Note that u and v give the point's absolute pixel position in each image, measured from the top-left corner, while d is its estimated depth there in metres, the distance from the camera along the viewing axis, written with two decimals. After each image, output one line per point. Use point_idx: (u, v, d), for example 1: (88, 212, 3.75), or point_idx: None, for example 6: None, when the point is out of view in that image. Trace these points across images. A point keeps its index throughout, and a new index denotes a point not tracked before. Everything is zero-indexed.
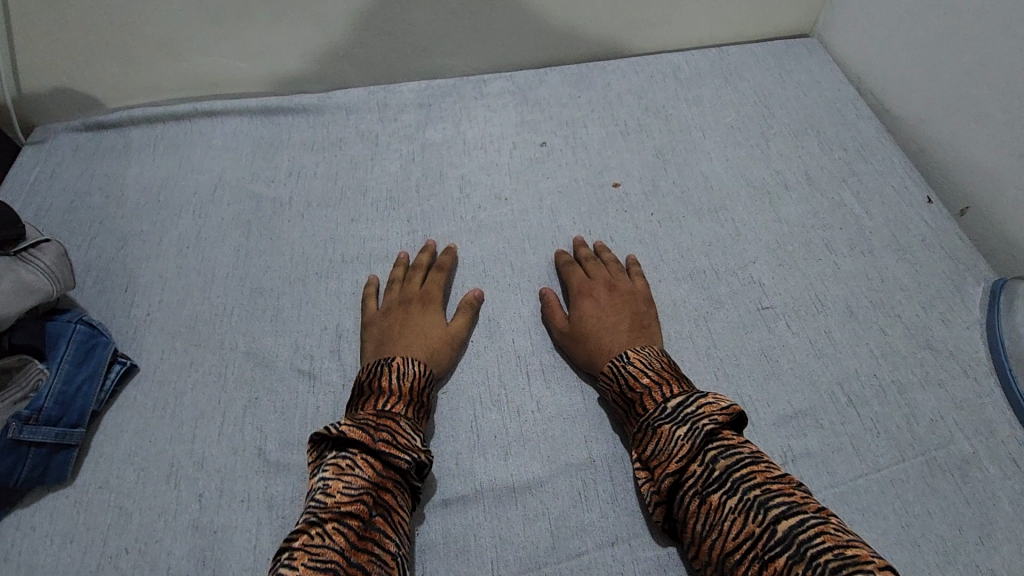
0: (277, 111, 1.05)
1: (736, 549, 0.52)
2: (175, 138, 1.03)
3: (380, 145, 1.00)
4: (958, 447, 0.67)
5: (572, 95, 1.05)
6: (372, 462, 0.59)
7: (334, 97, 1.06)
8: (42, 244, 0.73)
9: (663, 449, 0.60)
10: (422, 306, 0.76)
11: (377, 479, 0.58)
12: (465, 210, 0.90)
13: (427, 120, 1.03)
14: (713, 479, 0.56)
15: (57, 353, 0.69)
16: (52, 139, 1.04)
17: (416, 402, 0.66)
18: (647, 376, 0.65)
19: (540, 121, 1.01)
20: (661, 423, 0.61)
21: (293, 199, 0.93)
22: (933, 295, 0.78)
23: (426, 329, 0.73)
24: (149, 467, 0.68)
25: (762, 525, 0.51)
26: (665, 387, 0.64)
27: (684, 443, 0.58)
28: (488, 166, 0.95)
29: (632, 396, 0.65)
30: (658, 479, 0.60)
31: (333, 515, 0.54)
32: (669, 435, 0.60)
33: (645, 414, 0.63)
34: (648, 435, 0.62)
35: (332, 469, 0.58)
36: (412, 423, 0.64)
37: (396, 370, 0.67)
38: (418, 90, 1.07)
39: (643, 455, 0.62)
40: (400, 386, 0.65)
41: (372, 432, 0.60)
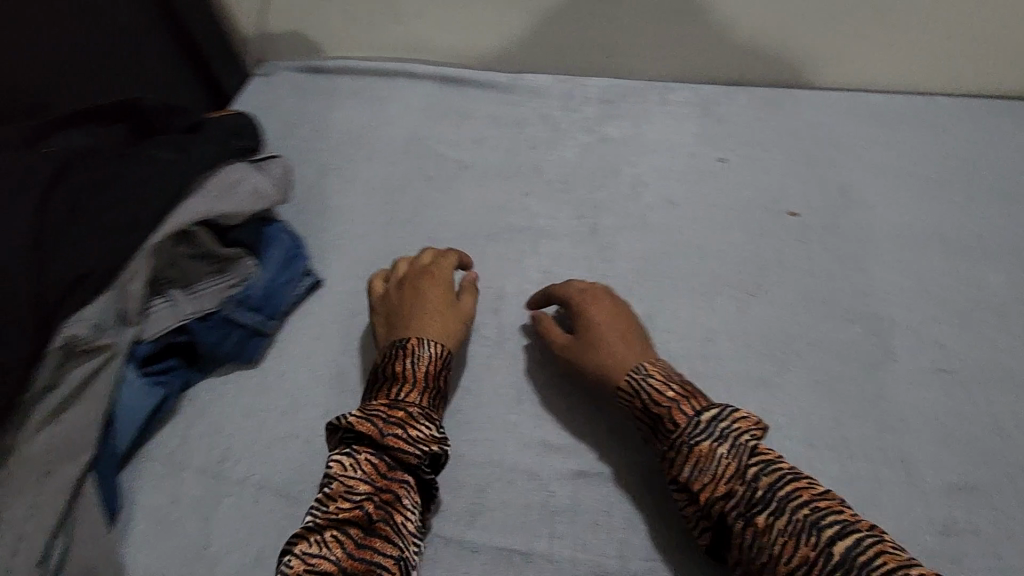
0: (469, 83, 1.12)
1: (788, 574, 0.52)
2: (378, 92, 1.13)
3: (560, 130, 1.04)
4: None
5: (759, 116, 1.03)
6: (375, 462, 0.61)
7: (523, 79, 1.11)
8: (271, 159, 0.83)
9: (705, 470, 0.58)
10: (436, 287, 0.75)
11: (380, 479, 0.60)
12: (635, 207, 0.91)
13: (609, 115, 1.06)
14: (760, 500, 0.55)
15: (266, 254, 0.79)
16: (274, 73, 1.18)
17: (432, 388, 0.67)
18: (671, 389, 0.63)
19: (722, 136, 1.00)
20: (700, 441, 0.59)
21: (474, 165, 1.00)
22: None
23: (433, 305, 0.73)
24: (323, 371, 0.75)
25: (818, 549, 0.51)
26: (686, 403, 0.61)
27: (729, 462, 0.57)
28: (663, 170, 0.96)
29: (652, 416, 0.62)
30: (702, 502, 0.57)
31: (330, 524, 0.57)
32: (709, 453, 0.58)
33: (676, 430, 0.60)
34: (683, 454, 0.59)
35: (335, 467, 0.60)
36: (427, 413, 0.65)
37: (411, 357, 0.67)
38: (604, 86, 1.10)
39: (682, 477, 0.59)
40: (415, 372, 0.67)
41: (381, 427, 0.62)
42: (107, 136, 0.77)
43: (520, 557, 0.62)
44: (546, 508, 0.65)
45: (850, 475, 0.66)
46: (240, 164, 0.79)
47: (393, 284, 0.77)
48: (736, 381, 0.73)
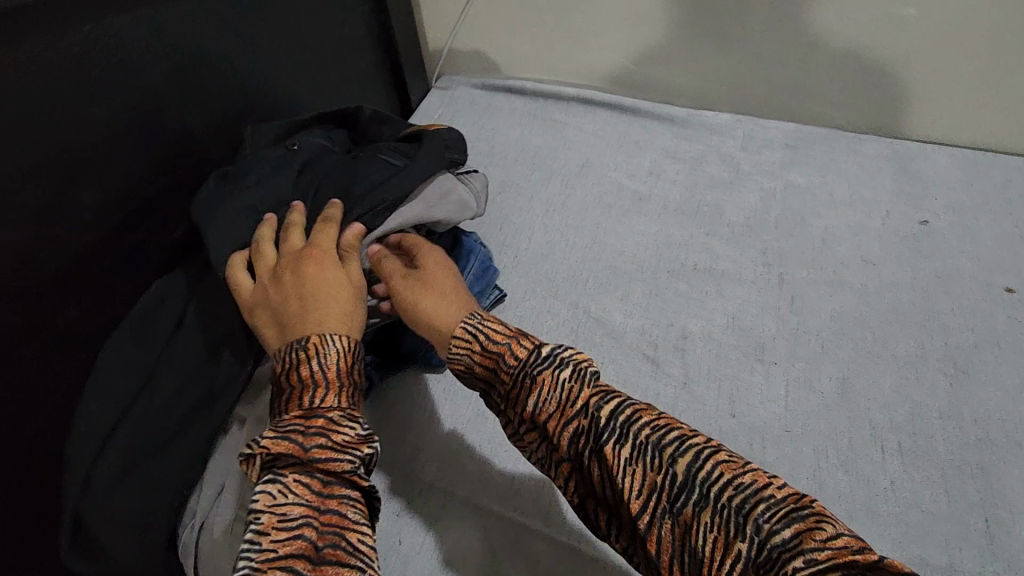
0: (645, 114, 1.13)
1: (641, 508, 0.47)
2: (554, 115, 1.16)
3: (741, 172, 1.02)
4: None
5: (963, 178, 0.96)
6: (307, 480, 0.50)
7: (702, 115, 1.11)
8: (472, 173, 0.86)
9: (550, 398, 0.53)
10: (317, 259, 0.65)
11: (316, 499, 0.49)
12: (826, 260, 0.88)
13: (793, 161, 1.03)
14: (605, 429, 0.50)
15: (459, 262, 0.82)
16: (454, 88, 1.24)
17: (348, 386, 0.58)
18: (504, 331, 0.60)
19: (923, 195, 0.95)
20: (542, 370, 0.54)
21: (652, 197, 1.00)
22: None
23: (330, 284, 0.63)
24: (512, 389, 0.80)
25: (663, 471, 0.47)
26: (516, 349, 0.58)
27: (571, 386, 0.53)
28: (856, 225, 0.92)
29: (491, 364, 0.58)
30: (555, 437, 0.53)
31: (269, 564, 0.45)
32: (551, 379, 0.54)
33: (519, 364, 0.56)
34: (526, 387, 0.55)
35: (261, 500, 0.49)
36: (353, 412, 0.56)
37: (315, 357, 0.58)
38: (787, 131, 1.07)
39: (529, 411, 0.54)
40: (325, 372, 0.57)
41: (304, 440, 0.52)
42: (337, 141, 0.82)
43: None
44: None
45: None
46: (448, 174, 0.82)
47: (394, 273, 0.68)
48: (953, 465, 0.67)
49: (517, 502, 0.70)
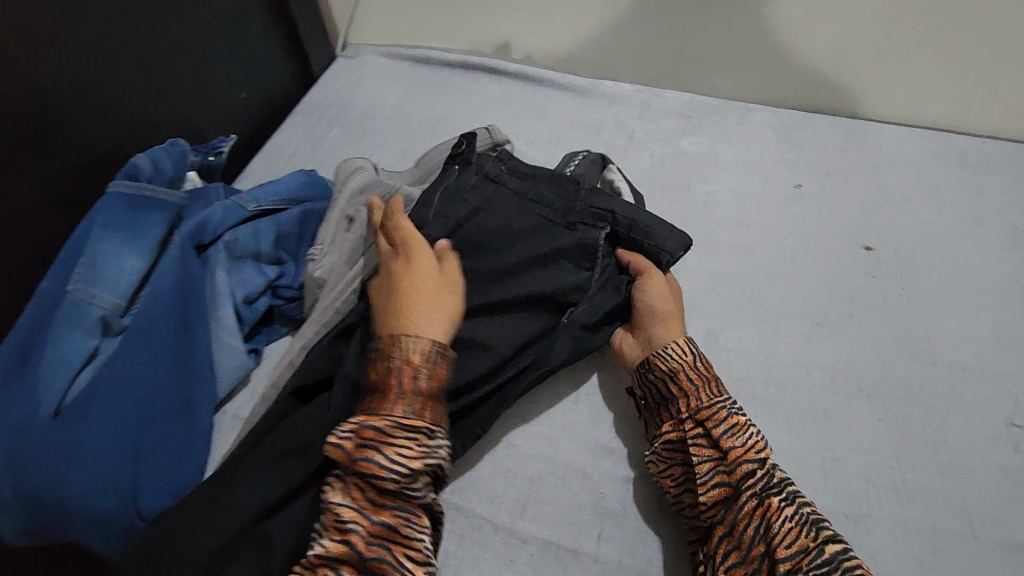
0: (547, 83, 1.14)
1: (785, 557, 0.54)
2: (457, 85, 1.15)
3: (635, 140, 1.05)
4: None
5: (838, 146, 1.01)
6: (363, 487, 0.56)
7: (603, 85, 1.13)
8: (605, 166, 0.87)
9: (737, 436, 0.61)
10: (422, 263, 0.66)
11: (372, 507, 0.55)
12: (705, 224, 0.92)
13: (685, 129, 1.06)
14: (775, 485, 0.58)
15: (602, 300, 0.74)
16: (359, 56, 1.21)
17: (410, 394, 0.57)
18: (709, 370, 0.68)
19: (800, 161, 0.99)
20: (736, 414, 0.63)
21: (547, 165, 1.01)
22: None
23: (430, 286, 0.64)
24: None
25: (814, 542, 0.54)
26: (716, 387, 0.66)
27: (758, 439, 0.62)
28: (736, 189, 0.96)
29: (684, 383, 0.66)
30: (731, 463, 0.60)
31: (320, 560, 0.53)
32: (744, 425, 0.62)
33: (718, 399, 0.64)
34: (721, 418, 0.62)
35: (324, 491, 0.56)
36: (406, 421, 0.56)
37: (388, 360, 0.59)
38: (683, 100, 1.10)
39: (715, 432, 0.62)
40: (388, 382, 0.58)
41: (353, 453, 0.55)
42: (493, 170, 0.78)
43: (565, 553, 0.63)
44: (594, 510, 0.66)
45: (908, 517, 0.65)
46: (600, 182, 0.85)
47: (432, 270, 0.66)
48: (798, 409, 0.72)
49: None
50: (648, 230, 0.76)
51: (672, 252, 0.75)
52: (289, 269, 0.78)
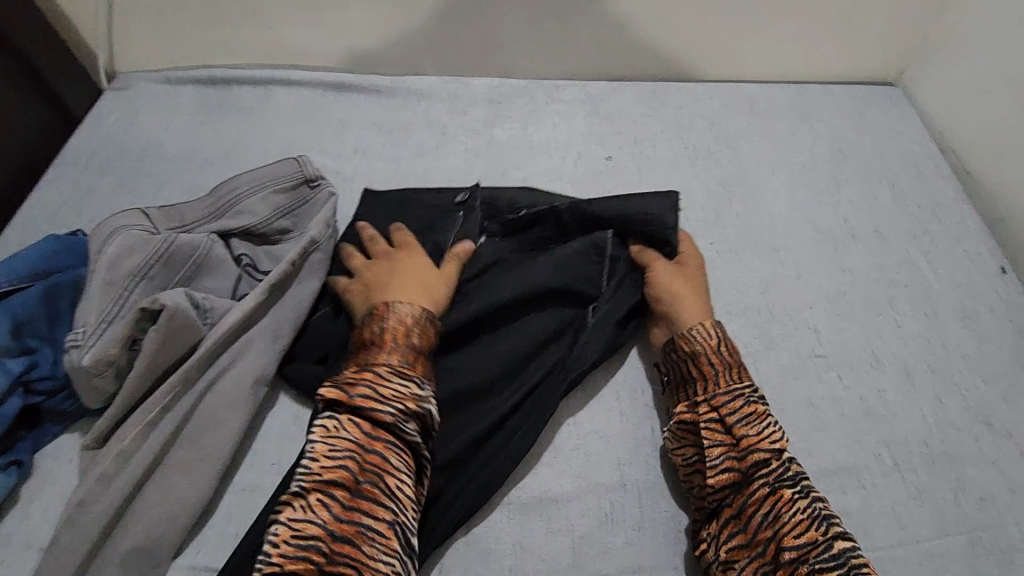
0: (348, 88, 1.06)
1: (795, 547, 0.55)
2: (250, 103, 1.05)
3: (447, 136, 1.01)
4: (1008, 532, 0.62)
5: (643, 112, 1.03)
6: (357, 419, 0.58)
7: (407, 81, 1.07)
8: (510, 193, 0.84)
9: (755, 427, 0.62)
10: (411, 254, 0.74)
11: (363, 438, 0.57)
12: None
13: (496, 117, 1.04)
14: (788, 476, 0.59)
15: (626, 298, 0.75)
16: (131, 85, 1.06)
17: (402, 345, 0.63)
18: (735, 354, 0.68)
19: (609, 133, 1.01)
20: (757, 403, 0.63)
21: (356, 177, 0.95)
22: (997, 366, 0.74)
23: (417, 270, 0.72)
24: (162, 413, 0.63)
25: (824, 537, 0.55)
26: (738, 373, 0.66)
27: (776, 432, 0.62)
28: (550, 171, 0.96)
29: (705, 365, 0.66)
30: (745, 451, 0.61)
31: (314, 485, 0.54)
32: (764, 414, 0.63)
33: (739, 386, 0.65)
34: (738, 406, 0.63)
35: (318, 430, 0.57)
36: (400, 368, 0.61)
37: (381, 318, 0.65)
38: (491, 86, 1.07)
39: (728, 420, 0.62)
40: (382, 336, 0.63)
41: (349, 389, 0.59)
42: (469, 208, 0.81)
43: None
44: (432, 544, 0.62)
45: None
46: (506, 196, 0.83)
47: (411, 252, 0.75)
48: (627, 386, 0.72)
49: (200, 542, 0.61)
50: (640, 213, 0.77)
51: (673, 230, 0.77)
52: (43, 357, 0.66)
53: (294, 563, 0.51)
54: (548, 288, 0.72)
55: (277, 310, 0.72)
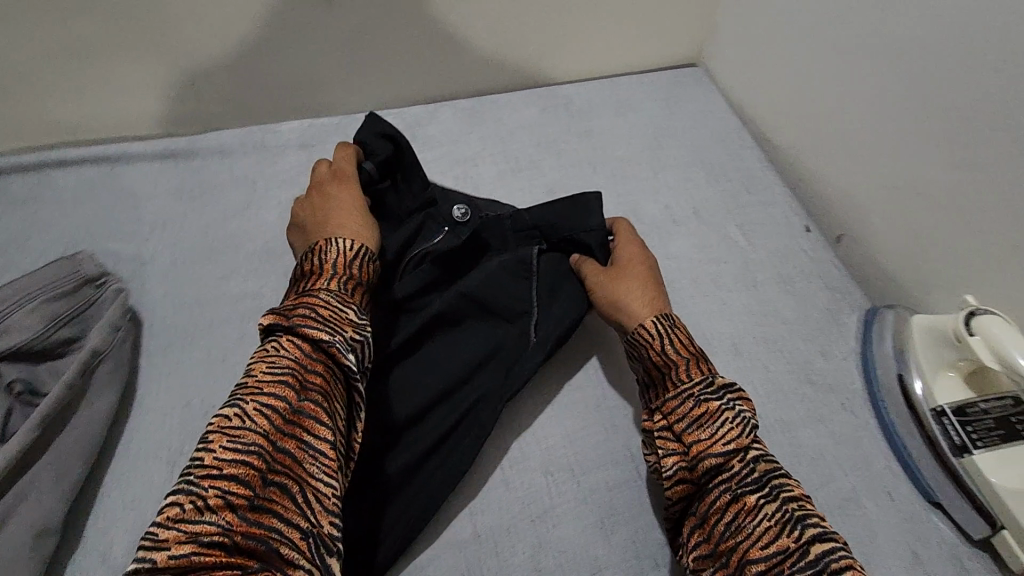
0: (139, 158, 0.95)
1: (763, 559, 0.51)
2: (20, 194, 0.91)
3: (258, 191, 0.93)
4: (840, 485, 0.65)
5: (462, 132, 1.01)
6: (300, 339, 0.56)
7: (205, 139, 0.98)
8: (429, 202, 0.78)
9: (707, 427, 0.58)
10: (341, 181, 0.72)
11: (306, 356, 0.55)
12: None
13: (310, 161, 0.97)
14: (751, 479, 0.55)
15: (561, 307, 0.72)
16: None
17: (343, 274, 0.63)
18: (689, 346, 0.64)
19: (430, 161, 0.98)
20: (709, 400, 0.59)
21: (156, 256, 0.85)
22: (812, 324, 0.78)
23: (349, 202, 0.70)
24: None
25: (795, 542, 0.51)
26: (686, 370, 0.62)
27: (731, 428, 0.57)
28: None
29: (659, 365, 0.63)
30: (696, 457, 0.57)
31: (253, 396, 0.51)
32: (717, 413, 0.58)
33: (685, 383, 0.61)
34: (691, 409, 0.59)
35: (258, 354, 0.55)
36: (341, 294, 0.60)
37: (322, 252, 0.64)
38: (301, 128, 1.01)
39: (677, 427, 0.59)
40: (323, 266, 0.63)
41: (288, 312, 0.57)
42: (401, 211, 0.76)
43: None
44: None
45: (586, 491, 0.66)
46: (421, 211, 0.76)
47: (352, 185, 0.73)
48: None
49: None
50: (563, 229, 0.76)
51: (599, 232, 0.75)
52: None
53: (233, 465, 0.47)
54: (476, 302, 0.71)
55: (60, 442, 0.63)
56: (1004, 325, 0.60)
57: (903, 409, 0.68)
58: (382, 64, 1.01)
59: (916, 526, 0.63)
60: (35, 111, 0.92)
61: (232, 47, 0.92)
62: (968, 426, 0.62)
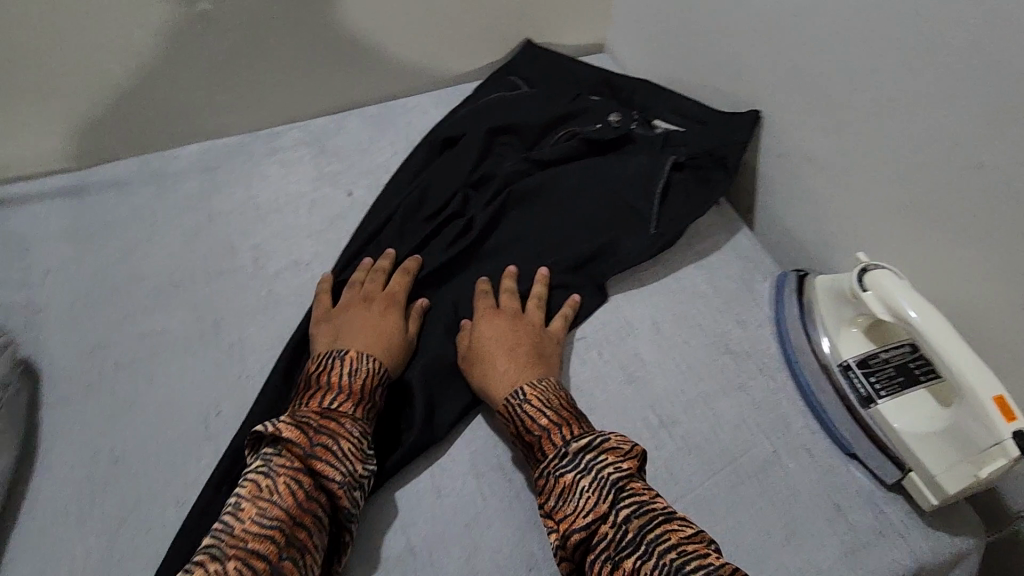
0: (21, 201, 0.88)
1: None
2: None
3: (157, 222, 0.88)
4: (762, 448, 0.67)
5: (371, 141, 1.00)
6: (298, 485, 0.54)
7: (96, 174, 0.92)
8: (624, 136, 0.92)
9: (570, 502, 0.57)
10: (382, 302, 0.74)
11: (296, 509, 0.53)
12: (259, 283, 0.82)
13: (213, 185, 0.93)
14: (626, 543, 0.53)
15: (673, 215, 0.84)
16: None
17: (366, 402, 0.64)
18: (546, 415, 0.63)
19: (339, 173, 0.95)
20: (564, 473, 0.58)
21: (47, 301, 0.79)
22: (728, 296, 0.80)
23: (372, 325, 0.71)
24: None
25: None
26: (546, 444, 0.61)
27: (591, 495, 0.56)
28: (283, 231, 0.88)
29: (529, 441, 0.63)
30: (567, 535, 0.56)
31: (239, 547, 0.49)
32: (573, 485, 0.57)
33: (547, 459, 0.61)
34: (551, 484, 0.59)
35: (249, 489, 0.53)
36: (362, 428, 0.61)
37: (353, 365, 0.65)
38: (200, 153, 0.96)
39: (547, 507, 0.58)
40: (352, 385, 0.63)
41: (309, 436, 0.57)
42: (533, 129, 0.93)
43: None
44: None
45: (517, 488, 0.66)
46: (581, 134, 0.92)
47: (376, 290, 0.76)
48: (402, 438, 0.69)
49: None
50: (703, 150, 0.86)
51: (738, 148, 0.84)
52: None
53: None
54: (584, 212, 0.85)
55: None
56: (891, 276, 0.63)
57: (811, 366, 0.70)
58: (280, 79, 0.98)
59: (835, 477, 0.65)
60: None
61: (122, 77, 0.88)
62: (872, 376, 0.65)
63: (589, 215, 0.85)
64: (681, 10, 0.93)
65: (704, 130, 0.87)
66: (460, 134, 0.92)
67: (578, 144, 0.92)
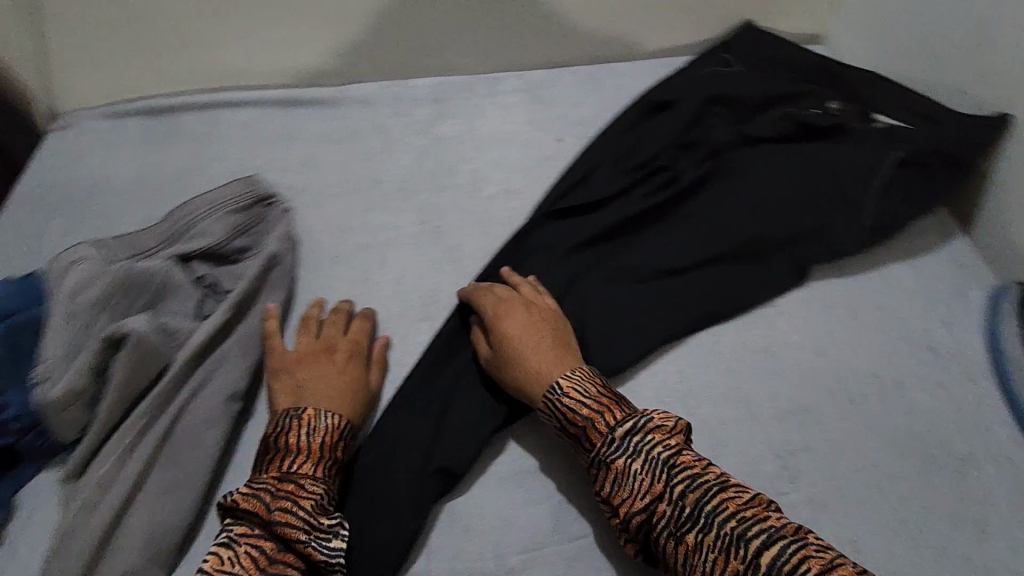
0: (291, 104, 1.05)
1: None
2: (194, 129, 1.04)
3: (393, 137, 1.02)
4: (955, 446, 0.67)
5: (581, 96, 1.06)
6: (255, 555, 0.57)
7: (349, 90, 1.07)
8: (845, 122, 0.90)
9: (625, 485, 0.59)
10: (342, 358, 0.73)
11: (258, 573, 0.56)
12: (475, 202, 0.92)
13: (440, 114, 1.04)
14: (687, 518, 0.56)
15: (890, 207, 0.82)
16: (75, 125, 1.05)
17: (328, 459, 0.65)
18: (586, 406, 0.64)
19: (550, 120, 1.03)
20: (615, 458, 0.60)
21: (306, 187, 0.96)
22: (937, 296, 0.78)
23: (325, 378, 0.70)
24: (116, 441, 0.67)
25: (744, 561, 0.53)
26: (592, 431, 0.62)
27: (644, 476, 0.59)
28: (498, 162, 0.97)
29: (575, 432, 0.64)
30: (627, 517, 0.59)
31: None
32: (625, 468, 0.59)
33: (595, 448, 0.62)
34: (603, 471, 0.61)
35: (211, 561, 0.56)
36: (323, 494, 0.62)
37: (310, 428, 0.65)
38: (432, 86, 1.08)
39: (605, 494, 0.61)
40: (310, 444, 0.64)
41: (266, 504, 0.59)
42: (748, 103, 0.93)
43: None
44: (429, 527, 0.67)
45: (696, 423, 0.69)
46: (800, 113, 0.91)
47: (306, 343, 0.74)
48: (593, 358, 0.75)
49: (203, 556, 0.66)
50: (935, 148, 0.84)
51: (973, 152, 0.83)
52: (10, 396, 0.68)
53: None
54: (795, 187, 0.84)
55: (242, 332, 0.77)
56: None
57: None
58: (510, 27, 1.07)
59: None
60: (205, 53, 1.03)
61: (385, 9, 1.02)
62: None
63: (799, 192, 0.84)
64: (936, 6, 0.91)
65: (938, 130, 0.85)
66: (673, 100, 0.94)
67: (793, 122, 0.91)
